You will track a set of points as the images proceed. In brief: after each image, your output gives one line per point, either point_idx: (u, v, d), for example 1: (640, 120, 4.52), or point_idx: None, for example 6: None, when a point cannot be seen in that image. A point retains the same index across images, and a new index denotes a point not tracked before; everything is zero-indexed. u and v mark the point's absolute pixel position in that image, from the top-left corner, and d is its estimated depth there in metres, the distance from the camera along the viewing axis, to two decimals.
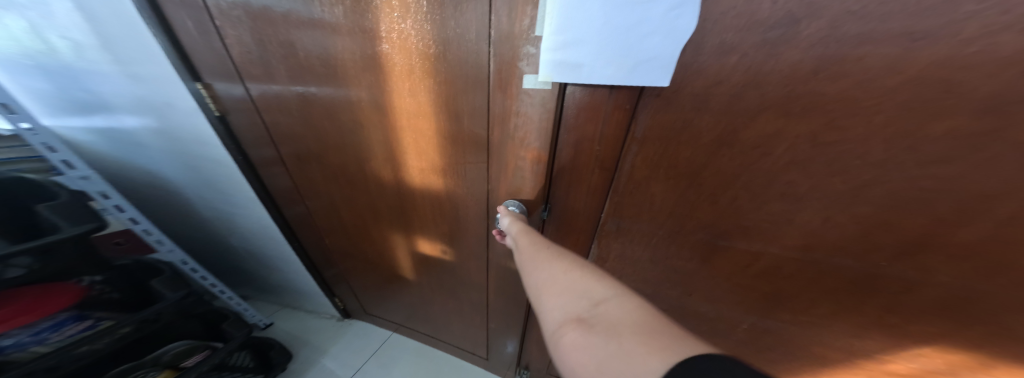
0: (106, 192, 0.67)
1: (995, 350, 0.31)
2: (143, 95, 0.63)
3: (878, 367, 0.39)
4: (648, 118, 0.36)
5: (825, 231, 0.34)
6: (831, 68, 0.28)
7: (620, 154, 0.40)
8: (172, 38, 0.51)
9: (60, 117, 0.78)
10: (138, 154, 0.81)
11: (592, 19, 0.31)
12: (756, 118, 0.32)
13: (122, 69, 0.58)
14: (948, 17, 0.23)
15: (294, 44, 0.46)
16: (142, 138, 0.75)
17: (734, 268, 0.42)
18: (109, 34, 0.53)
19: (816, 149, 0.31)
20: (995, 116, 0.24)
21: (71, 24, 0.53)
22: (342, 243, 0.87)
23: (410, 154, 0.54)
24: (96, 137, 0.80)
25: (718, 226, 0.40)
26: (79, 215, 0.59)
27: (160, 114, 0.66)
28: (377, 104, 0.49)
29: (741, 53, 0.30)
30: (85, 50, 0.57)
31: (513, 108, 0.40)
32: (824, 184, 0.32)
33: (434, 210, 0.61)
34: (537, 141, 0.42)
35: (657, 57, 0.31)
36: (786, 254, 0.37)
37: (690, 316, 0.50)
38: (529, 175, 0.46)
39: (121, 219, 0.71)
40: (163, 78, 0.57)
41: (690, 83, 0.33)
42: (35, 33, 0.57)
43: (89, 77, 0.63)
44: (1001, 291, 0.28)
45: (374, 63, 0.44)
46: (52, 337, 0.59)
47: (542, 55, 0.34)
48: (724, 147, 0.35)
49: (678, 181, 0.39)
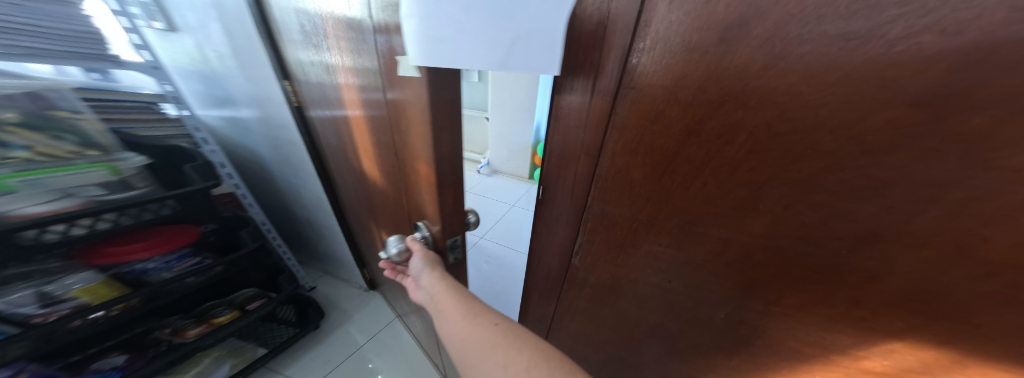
0: (222, 163, 0.88)
1: (966, 347, 0.31)
2: (253, 91, 0.84)
3: (854, 364, 0.39)
4: (626, 108, 0.42)
5: (786, 217, 0.37)
6: (778, 64, 0.30)
7: (603, 140, 0.46)
8: (273, 47, 0.70)
9: (206, 108, 1.07)
10: (245, 137, 1.06)
11: (443, 5, 0.33)
12: (718, 108, 0.35)
13: (244, 72, 0.80)
14: (875, 18, 0.24)
15: (321, 56, 0.59)
16: (250, 124, 0.98)
17: (708, 253, 0.45)
18: (239, 46, 0.74)
19: (772, 138, 0.34)
20: (931, 110, 0.25)
21: (218, 40, 0.76)
22: (359, 224, 1.00)
23: (363, 148, 0.67)
24: (224, 123, 1.07)
25: (691, 212, 0.43)
26: (206, 172, 0.80)
27: (263, 106, 0.87)
28: (341, 100, 0.63)
29: (702, 51, 0.33)
30: (225, 59, 0.79)
31: (403, 113, 0.45)
32: (783, 172, 0.35)
33: (386, 204, 0.70)
34: (422, 151, 0.45)
35: (542, 27, 0.31)
36: (753, 241, 0.40)
37: (671, 302, 0.53)
38: (423, 185, 0.49)
39: (231, 183, 0.91)
40: (266, 78, 0.77)
41: (658, 78, 0.37)
42: (199, 48, 0.82)
43: (225, 78, 0.86)
44: (962, 284, 0.29)
45: (331, 69, 0.58)
46: (174, 268, 0.81)
47: (407, 37, 0.36)
48: (691, 136, 0.39)
49: (653, 166, 0.44)
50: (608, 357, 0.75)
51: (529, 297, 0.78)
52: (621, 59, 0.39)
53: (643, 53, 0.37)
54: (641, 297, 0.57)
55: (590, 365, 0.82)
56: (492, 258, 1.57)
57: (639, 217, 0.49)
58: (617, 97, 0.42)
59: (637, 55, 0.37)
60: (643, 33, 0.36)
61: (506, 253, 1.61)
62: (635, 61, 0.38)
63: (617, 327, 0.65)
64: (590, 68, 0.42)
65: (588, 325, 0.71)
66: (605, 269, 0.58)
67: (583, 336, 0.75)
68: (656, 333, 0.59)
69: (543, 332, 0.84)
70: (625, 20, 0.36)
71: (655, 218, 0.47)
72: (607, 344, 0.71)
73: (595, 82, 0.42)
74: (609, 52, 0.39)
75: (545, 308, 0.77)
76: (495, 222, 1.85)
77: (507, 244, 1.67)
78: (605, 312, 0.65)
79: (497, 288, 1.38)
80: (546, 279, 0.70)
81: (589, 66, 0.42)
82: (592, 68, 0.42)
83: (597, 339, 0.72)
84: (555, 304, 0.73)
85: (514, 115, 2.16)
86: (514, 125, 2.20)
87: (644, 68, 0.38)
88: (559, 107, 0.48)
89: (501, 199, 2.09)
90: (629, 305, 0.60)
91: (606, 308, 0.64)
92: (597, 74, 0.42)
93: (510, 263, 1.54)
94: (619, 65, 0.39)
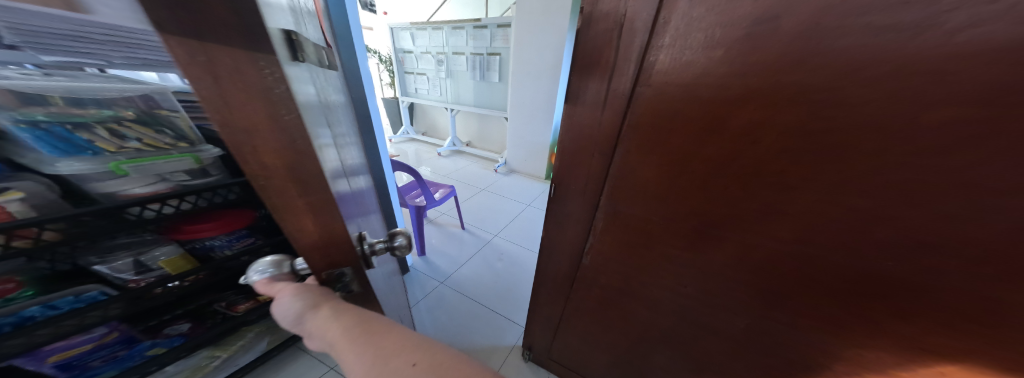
0: None
1: (984, 342, 0.33)
2: None
3: (874, 358, 0.41)
4: (641, 107, 0.40)
5: (821, 223, 0.35)
6: (813, 60, 0.28)
7: (616, 139, 0.44)
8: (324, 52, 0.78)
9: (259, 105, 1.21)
10: None
11: None
12: (744, 105, 0.33)
13: None
14: (930, 8, 0.23)
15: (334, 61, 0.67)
16: None
17: (730, 257, 0.43)
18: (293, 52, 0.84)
19: (807, 137, 0.32)
20: (994, 106, 0.23)
21: None
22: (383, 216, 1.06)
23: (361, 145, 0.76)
24: None
25: (712, 215, 0.41)
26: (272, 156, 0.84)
27: None
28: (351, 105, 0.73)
29: (726, 47, 0.31)
30: None
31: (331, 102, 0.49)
32: (817, 173, 0.33)
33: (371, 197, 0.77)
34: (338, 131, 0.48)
35: None
36: (782, 248, 0.39)
37: (689, 306, 0.52)
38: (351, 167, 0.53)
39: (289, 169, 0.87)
40: None
41: (677, 76, 0.35)
42: None
43: None
44: (1011, 291, 0.29)
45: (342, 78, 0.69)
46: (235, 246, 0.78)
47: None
48: (712, 135, 0.37)
49: (670, 166, 0.42)
50: (616, 357, 0.74)
51: (536, 296, 0.78)
52: (637, 60, 0.36)
53: (663, 52, 0.35)
54: (657, 300, 0.56)
55: (597, 366, 0.82)
56: (505, 256, 1.58)
57: (655, 219, 0.47)
58: (632, 100, 0.40)
59: (655, 56, 0.35)
60: (663, 30, 0.33)
61: (519, 251, 1.62)
62: (653, 60, 0.36)
63: (628, 328, 0.65)
64: (603, 69, 0.39)
65: (596, 325, 0.71)
66: (617, 270, 0.57)
67: (591, 336, 0.75)
68: (668, 333, 0.59)
69: (550, 331, 0.84)
70: (642, 17, 0.34)
71: (673, 220, 0.45)
72: (616, 344, 0.71)
73: (608, 82, 0.40)
74: (624, 50, 0.37)
75: (552, 308, 0.76)
76: (509, 221, 1.86)
77: (521, 243, 1.68)
78: (616, 313, 0.65)
79: (508, 286, 1.40)
80: (553, 279, 0.69)
81: (602, 67, 0.39)
82: (606, 68, 0.39)
83: (605, 339, 0.72)
84: (562, 304, 0.73)
85: (532, 114, 2.14)
86: (532, 125, 2.18)
87: (662, 69, 0.36)
88: (569, 109, 0.46)
89: (517, 198, 2.10)
90: (642, 306, 0.59)
91: (618, 309, 0.64)
92: (611, 74, 0.39)
93: (522, 262, 1.55)
94: (635, 66, 0.37)
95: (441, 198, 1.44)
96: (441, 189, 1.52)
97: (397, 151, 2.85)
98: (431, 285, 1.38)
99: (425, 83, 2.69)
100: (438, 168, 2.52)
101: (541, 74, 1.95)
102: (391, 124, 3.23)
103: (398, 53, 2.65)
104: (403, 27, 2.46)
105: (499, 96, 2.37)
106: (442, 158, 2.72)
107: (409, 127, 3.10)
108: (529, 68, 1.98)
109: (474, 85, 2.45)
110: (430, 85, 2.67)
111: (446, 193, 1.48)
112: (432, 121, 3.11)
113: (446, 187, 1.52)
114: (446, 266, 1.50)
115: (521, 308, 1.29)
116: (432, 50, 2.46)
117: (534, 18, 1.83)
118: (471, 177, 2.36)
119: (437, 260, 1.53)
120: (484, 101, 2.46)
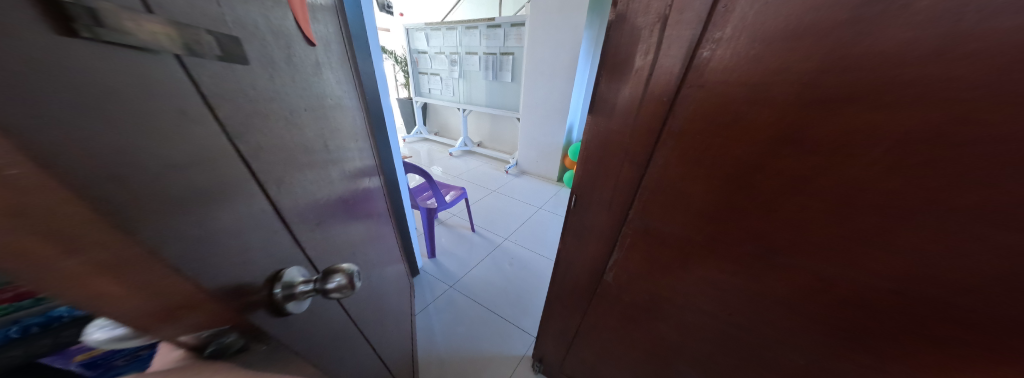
0: None
1: None
2: None
3: None
4: (689, 112, 0.31)
5: (949, 268, 0.25)
6: (963, 44, 0.19)
7: (652, 150, 0.35)
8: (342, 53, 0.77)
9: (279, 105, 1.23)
10: None
11: None
12: (840, 110, 0.24)
13: None
14: None
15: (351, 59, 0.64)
16: None
17: (801, 292, 0.35)
18: None
19: (942, 154, 0.22)
20: None
21: None
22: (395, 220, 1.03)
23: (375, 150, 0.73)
24: None
25: (779, 243, 0.33)
26: None
27: None
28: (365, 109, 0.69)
29: (818, 35, 0.23)
30: None
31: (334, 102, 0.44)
32: (957, 204, 0.23)
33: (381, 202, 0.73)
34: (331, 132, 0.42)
35: None
36: (886, 292, 0.29)
37: (735, 341, 0.44)
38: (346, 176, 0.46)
39: None
40: None
41: (740, 72, 0.27)
42: None
43: None
44: None
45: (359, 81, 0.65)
46: None
47: None
48: (789, 147, 0.28)
49: (725, 184, 0.33)
50: None
51: (550, 307, 0.73)
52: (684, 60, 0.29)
53: (723, 48, 0.27)
54: (693, 330, 0.48)
55: None
56: (516, 260, 1.53)
57: (699, 243, 0.39)
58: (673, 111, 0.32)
59: (709, 53, 0.28)
60: (722, 20, 0.26)
61: (531, 256, 1.56)
62: (705, 60, 0.28)
63: (652, 354, 0.58)
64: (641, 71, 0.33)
65: (616, 346, 0.64)
66: (647, 293, 0.50)
67: (609, 356, 0.68)
68: (701, 366, 0.51)
69: (564, 346, 0.78)
70: (694, 6, 0.27)
71: (723, 245, 0.37)
72: (638, 368, 0.64)
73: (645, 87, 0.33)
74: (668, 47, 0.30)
75: (567, 321, 0.70)
76: (521, 224, 1.79)
77: (533, 248, 1.62)
78: (640, 337, 0.57)
79: (519, 291, 1.34)
80: (570, 292, 0.63)
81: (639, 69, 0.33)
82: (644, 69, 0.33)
83: (625, 361, 0.65)
84: (578, 319, 0.67)
85: (546, 115, 2.06)
86: (545, 126, 2.10)
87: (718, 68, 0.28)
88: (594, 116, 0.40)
89: (529, 201, 2.03)
90: (673, 335, 0.51)
91: (643, 334, 0.56)
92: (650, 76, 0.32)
93: (534, 268, 1.48)
94: (681, 68, 0.30)
95: (452, 200, 1.40)
96: (452, 191, 1.49)
97: (410, 150, 2.86)
98: (440, 288, 1.34)
99: (438, 83, 2.68)
100: (450, 168, 2.50)
101: (557, 72, 1.87)
102: (405, 124, 3.25)
103: (413, 54, 2.66)
104: (418, 27, 2.45)
105: (513, 96, 2.32)
106: (454, 159, 2.70)
107: (422, 127, 3.11)
108: (543, 67, 1.91)
109: (487, 84, 2.40)
110: (443, 85, 2.65)
111: (457, 196, 1.45)
112: (445, 121, 3.11)
113: (458, 190, 1.48)
114: (455, 269, 1.46)
115: (533, 317, 1.23)
116: (446, 50, 2.44)
117: (550, 15, 1.76)
118: (482, 178, 2.32)
119: (447, 263, 1.49)
120: (497, 101, 2.41)
